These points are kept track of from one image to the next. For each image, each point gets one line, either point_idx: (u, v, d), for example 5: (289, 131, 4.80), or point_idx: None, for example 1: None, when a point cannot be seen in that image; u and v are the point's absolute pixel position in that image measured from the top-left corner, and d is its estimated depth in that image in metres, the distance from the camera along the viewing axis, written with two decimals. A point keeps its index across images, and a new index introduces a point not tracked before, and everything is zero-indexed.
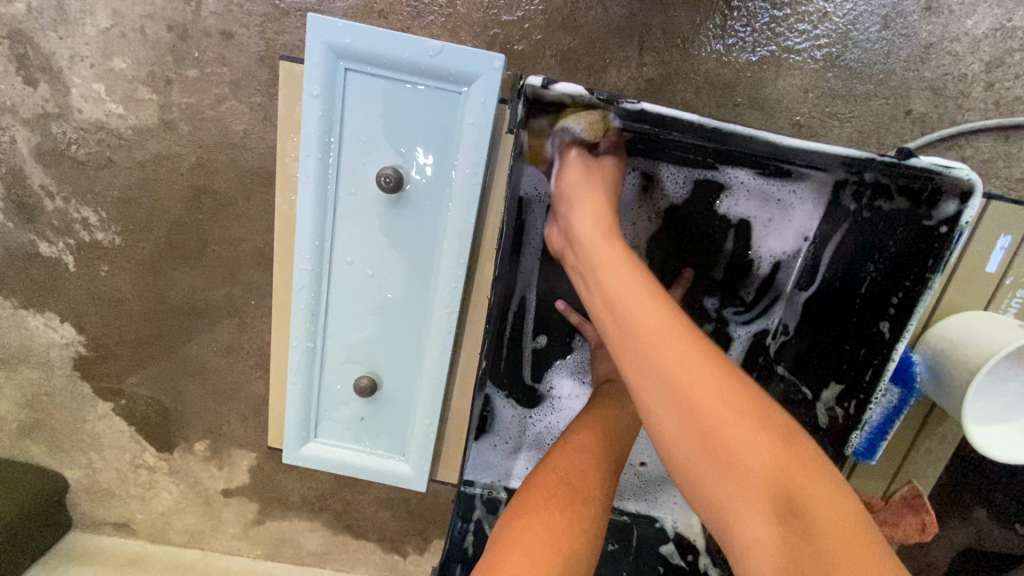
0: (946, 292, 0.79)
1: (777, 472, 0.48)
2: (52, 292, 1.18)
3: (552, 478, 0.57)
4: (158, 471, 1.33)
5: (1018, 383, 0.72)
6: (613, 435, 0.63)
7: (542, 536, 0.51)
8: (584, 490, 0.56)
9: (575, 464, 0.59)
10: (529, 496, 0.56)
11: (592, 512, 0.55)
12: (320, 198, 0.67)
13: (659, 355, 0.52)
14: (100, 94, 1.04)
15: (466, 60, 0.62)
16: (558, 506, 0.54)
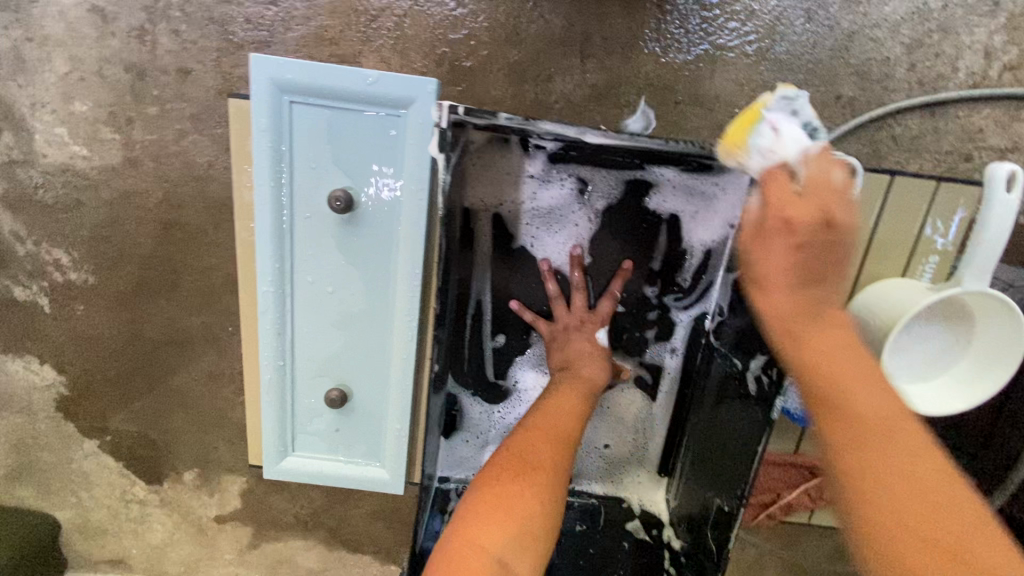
0: (867, 264, 0.84)
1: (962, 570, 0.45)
2: (30, 335, 1.19)
3: (511, 452, 0.57)
4: (148, 504, 1.34)
5: (938, 342, 0.77)
6: (571, 412, 0.62)
7: (496, 507, 0.52)
8: (537, 460, 0.56)
9: (528, 439, 0.58)
10: (490, 471, 0.55)
11: (545, 481, 0.55)
12: (276, 223, 0.70)
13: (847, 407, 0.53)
14: (63, 138, 1.07)
15: (402, 85, 0.66)
16: (515, 479, 0.54)
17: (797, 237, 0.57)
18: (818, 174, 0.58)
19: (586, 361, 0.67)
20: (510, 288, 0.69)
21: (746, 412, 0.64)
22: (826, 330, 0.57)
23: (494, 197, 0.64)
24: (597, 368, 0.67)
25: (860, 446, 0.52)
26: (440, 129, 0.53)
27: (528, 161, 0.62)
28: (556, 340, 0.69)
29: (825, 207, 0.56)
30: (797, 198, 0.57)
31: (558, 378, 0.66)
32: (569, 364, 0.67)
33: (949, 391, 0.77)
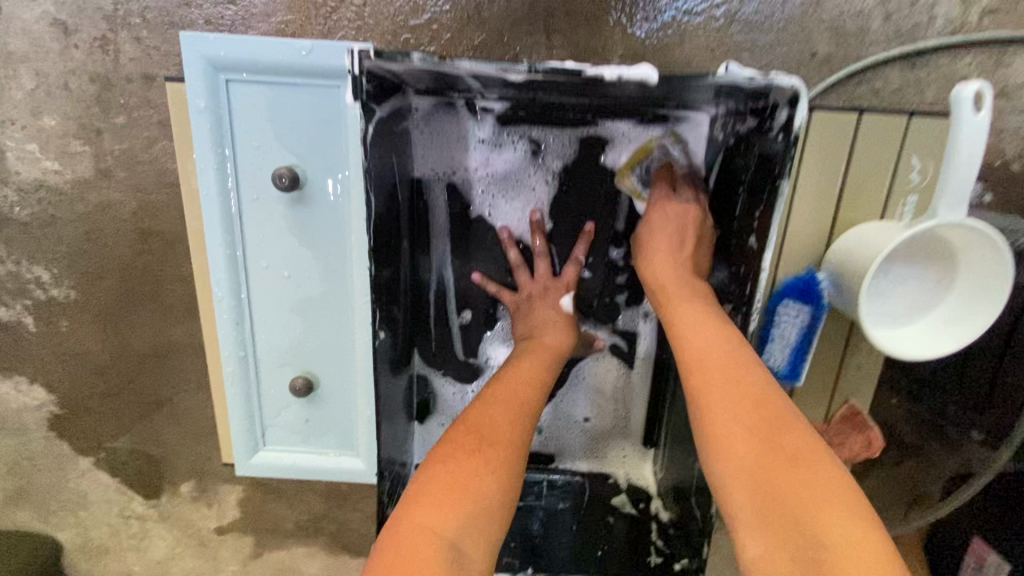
0: (839, 212, 0.75)
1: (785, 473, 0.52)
2: (17, 355, 1.19)
3: (468, 425, 0.55)
4: (148, 519, 1.33)
5: (914, 287, 0.73)
6: (535, 382, 0.59)
7: (448, 487, 0.50)
8: (491, 436, 0.54)
9: (484, 411, 0.56)
10: (444, 446, 0.53)
11: (501, 458, 0.53)
12: (225, 210, 0.68)
13: (700, 350, 0.59)
14: (35, 153, 1.06)
15: (339, 57, 0.64)
16: (468, 455, 0.52)
17: (677, 241, 0.62)
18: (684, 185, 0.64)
19: (552, 327, 0.64)
20: (475, 261, 0.66)
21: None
22: (712, 348, 0.58)
23: (445, 165, 0.62)
24: (564, 333, 0.64)
25: (710, 378, 0.58)
26: (353, 79, 0.46)
27: (475, 123, 0.59)
28: (522, 307, 0.66)
29: (685, 217, 0.63)
30: (681, 211, 0.63)
31: (522, 347, 0.63)
32: (533, 332, 0.64)
33: (923, 336, 0.72)
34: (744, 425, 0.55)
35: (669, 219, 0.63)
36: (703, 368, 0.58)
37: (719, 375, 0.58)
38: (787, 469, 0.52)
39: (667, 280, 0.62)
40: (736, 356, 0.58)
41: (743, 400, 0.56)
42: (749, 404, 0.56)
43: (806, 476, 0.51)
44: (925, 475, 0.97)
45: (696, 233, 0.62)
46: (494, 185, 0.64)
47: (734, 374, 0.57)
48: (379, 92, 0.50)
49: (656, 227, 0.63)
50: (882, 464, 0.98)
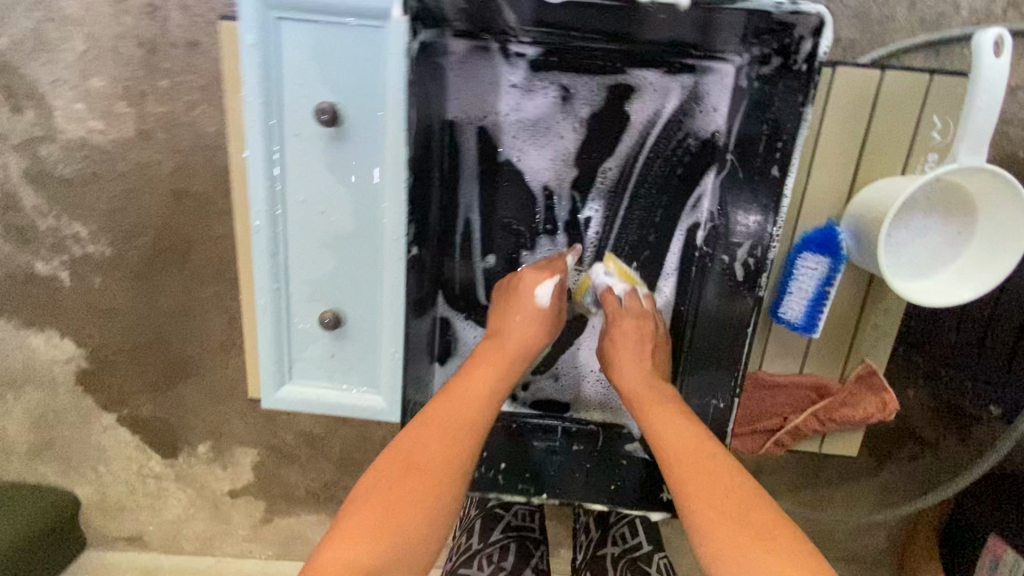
0: None
1: (765, 553, 0.48)
2: (51, 309, 1.24)
3: (408, 453, 0.55)
4: (165, 479, 1.36)
5: (935, 238, 0.65)
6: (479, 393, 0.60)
7: (392, 519, 0.51)
8: (419, 464, 0.54)
9: (416, 437, 0.56)
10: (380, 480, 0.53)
11: (431, 486, 0.54)
12: (266, 140, 0.61)
13: (670, 433, 0.57)
14: (81, 113, 1.12)
15: None
16: (412, 487, 0.53)
17: (642, 352, 0.62)
18: (632, 301, 0.64)
19: (527, 321, 0.63)
20: (500, 208, 0.66)
21: (732, 300, 0.60)
22: (683, 436, 0.57)
23: (478, 109, 0.63)
24: (535, 321, 0.63)
25: (682, 459, 0.55)
26: None
27: (508, 68, 0.61)
28: (498, 294, 0.66)
29: (643, 327, 0.63)
30: (640, 325, 0.63)
31: (480, 350, 0.63)
32: (504, 328, 0.63)
33: (945, 285, 0.64)
34: (722, 511, 0.51)
35: (627, 335, 0.63)
36: (674, 450, 0.56)
37: (690, 461, 0.55)
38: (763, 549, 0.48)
39: (636, 370, 0.62)
40: (705, 445, 0.56)
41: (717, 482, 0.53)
42: (718, 489, 0.53)
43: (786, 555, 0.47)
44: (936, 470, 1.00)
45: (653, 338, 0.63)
46: (524, 132, 0.63)
47: (709, 454, 0.55)
48: None
49: (617, 344, 0.63)
50: (898, 459, 1.01)
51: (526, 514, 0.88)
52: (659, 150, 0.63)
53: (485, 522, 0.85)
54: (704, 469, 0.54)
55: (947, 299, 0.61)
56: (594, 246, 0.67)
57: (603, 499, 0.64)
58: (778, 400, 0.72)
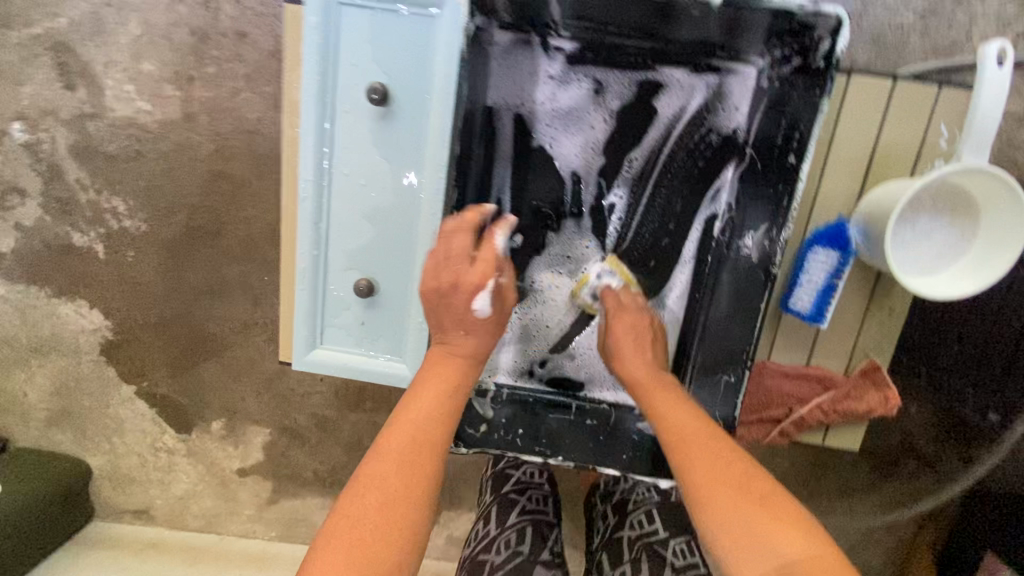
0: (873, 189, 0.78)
1: (769, 522, 0.51)
2: (83, 279, 1.29)
3: (388, 456, 0.57)
4: (176, 453, 1.39)
5: (941, 237, 0.67)
6: (436, 393, 0.62)
7: (388, 518, 0.53)
8: (399, 485, 0.55)
9: (384, 462, 0.56)
10: (365, 488, 0.54)
11: (410, 506, 0.54)
12: (319, 115, 0.66)
13: (673, 417, 0.61)
14: (130, 93, 1.17)
15: None
16: (401, 485, 0.55)
17: (643, 347, 0.67)
18: (627, 295, 0.71)
19: (470, 333, 0.65)
20: (530, 191, 0.70)
21: (748, 280, 0.65)
22: (686, 422, 0.60)
23: (515, 97, 0.67)
24: (474, 330, 0.65)
25: (686, 441, 0.59)
26: None
27: (546, 61, 0.66)
28: (426, 306, 0.66)
29: (641, 321, 0.69)
30: (632, 320, 0.69)
31: (430, 358, 0.65)
32: (447, 338, 0.65)
33: (948, 281, 0.66)
34: (714, 485, 0.54)
35: (631, 329, 0.68)
36: (679, 433, 0.60)
37: (695, 443, 0.58)
38: (769, 517, 0.51)
39: (637, 357, 0.67)
40: (705, 429, 0.60)
41: (721, 461, 0.56)
42: (723, 470, 0.56)
43: (777, 515, 0.51)
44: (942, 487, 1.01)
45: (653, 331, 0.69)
46: (558, 120, 0.68)
47: (710, 439, 0.58)
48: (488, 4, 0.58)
49: (618, 333, 0.68)
50: (901, 474, 1.05)
51: (541, 498, 0.91)
52: (682, 144, 0.68)
53: (502, 508, 0.87)
54: (707, 450, 0.57)
55: (945, 293, 0.64)
56: (616, 233, 0.71)
57: (616, 464, 0.69)
58: (786, 392, 0.75)
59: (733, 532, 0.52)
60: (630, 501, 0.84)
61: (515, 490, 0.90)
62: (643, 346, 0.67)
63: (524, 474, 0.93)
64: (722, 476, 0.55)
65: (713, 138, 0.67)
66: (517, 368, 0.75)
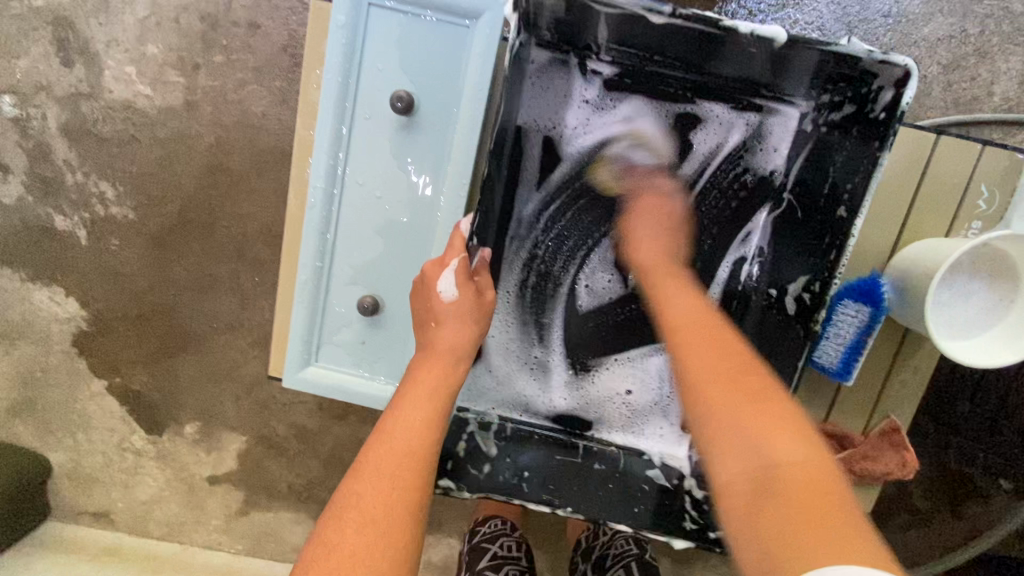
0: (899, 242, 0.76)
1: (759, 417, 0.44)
2: (61, 265, 1.22)
3: (368, 471, 0.48)
4: (144, 455, 1.31)
5: (978, 301, 0.65)
6: (425, 401, 0.53)
7: (370, 540, 0.44)
8: (382, 506, 0.46)
9: (363, 479, 0.47)
10: (343, 506, 0.46)
11: (396, 531, 0.45)
12: (337, 120, 0.63)
13: (678, 308, 0.55)
14: (131, 76, 1.12)
15: None
16: (383, 505, 0.46)
17: (662, 232, 0.62)
18: (659, 178, 0.65)
19: (446, 323, 0.58)
20: (554, 218, 0.67)
21: (783, 332, 0.61)
22: (694, 314, 0.55)
23: (547, 119, 0.63)
24: (448, 319, 0.58)
25: (688, 330, 0.53)
26: None
27: (583, 84, 0.63)
28: (415, 302, 0.61)
29: (667, 211, 0.63)
30: (653, 210, 0.63)
31: (413, 363, 0.57)
32: (429, 334, 0.59)
33: (985, 347, 0.64)
34: (707, 375, 0.49)
35: (648, 216, 0.63)
36: (681, 323, 0.54)
37: (696, 334, 0.52)
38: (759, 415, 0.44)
39: (649, 248, 0.61)
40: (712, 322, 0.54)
41: (720, 350, 0.50)
42: (725, 362, 0.50)
43: (772, 416, 0.45)
44: (927, 544, 0.95)
45: (676, 221, 0.63)
46: (591, 147, 0.65)
47: (713, 331, 0.53)
48: (527, 21, 0.54)
49: (641, 221, 0.63)
50: (892, 524, 0.96)
51: (519, 574, 0.82)
52: (716, 181, 0.65)
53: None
54: (714, 341, 0.51)
55: (984, 360, 0.61)
56: None
57: (626, 520, 0.63)
58: None
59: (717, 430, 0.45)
60: (608, 556, 0.84)
61: (494, 565, 0.82)
62: (658, 237, 0.62)
63: (501, 548, 0.85)
64: (721, 367, 0.49)
65: (746, 177, 0.65)
66: (521, 402, 0.71)
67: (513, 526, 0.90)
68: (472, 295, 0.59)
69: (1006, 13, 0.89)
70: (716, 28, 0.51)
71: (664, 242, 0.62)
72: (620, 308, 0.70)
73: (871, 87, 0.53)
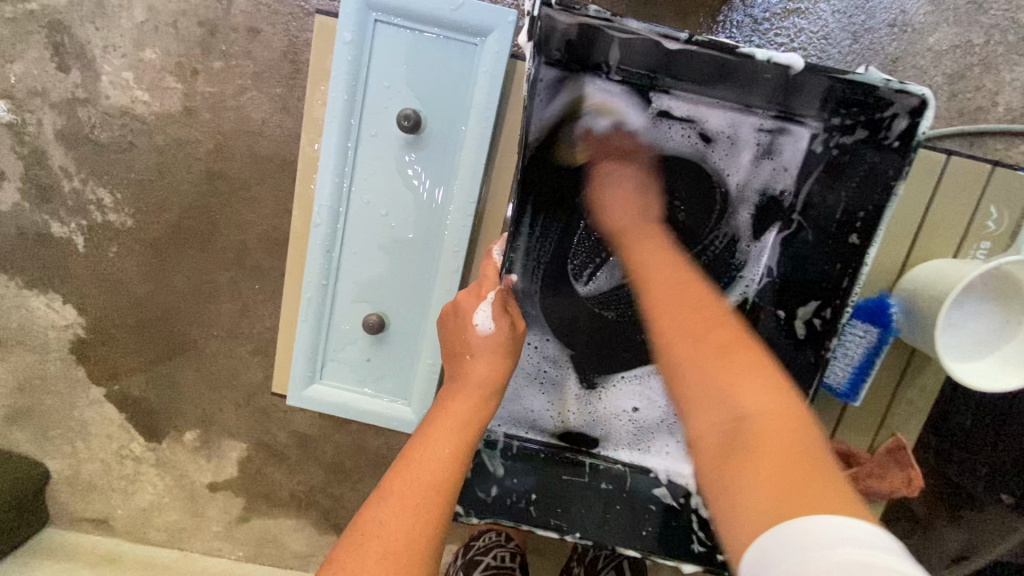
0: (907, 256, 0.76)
1: (725, 368, 0.45)
2: (58, 272, 1.20)
3: (394, 499, 0.47)
4: (143, 462, 1.31)
5: (985, 323, 0.66)
6: (452, 432, 0.53)
7: (389, 573, 0.43)
8: (405, 537, 0.45)
9: (386, 508, 0.47)
10: (364, 532, 0.45)
11: (416, 565, 0.44)
12: (343, 138, 0.62)
13: (646, 268, 0.56)
14: (128, 82, 1.10)
15: (483, 11, 0.58)
16: (405, 536, 0.45)
17: (633, 197, 0.62)
18: (618, 138, 0.64)
19: (479, 356, 0.58)
20: (563, 237, 0.66)
21: (793, 356, 0.62)
22: (663, 274, 0.55)
23: (558, 137, 0.62)
24: (480, 350, 0.58)
25: (656, 288, 0.54)
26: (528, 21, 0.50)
27: (592, 101, 0.62)
28: (443, 328, 0.63)
29: (629, 174, 0.63)
30: (623, 172, 0.63)
31: (444, 394, 0.58)
32: (461, 364, 0.59)
33: (991, 370, 0.64)
34: (676, 337, 0.49)
35: (612, 177, 0.63)
36: (648, 283, 0.55)
37: (670, 293, 0.53)
38: (725, 364, 0.45)
39: (618, 214, 0.61)
40: (687, 281, 0.54)
41: (689, 305, 0.51)
42: (695, 319, 0.50)
43: (746, 366, 0.45)
44: (924, 551, 0.96)
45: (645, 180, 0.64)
46: (601, 166, 0.65)
47: (682, 285, 0.53)
48: (540, 44, 0.53)
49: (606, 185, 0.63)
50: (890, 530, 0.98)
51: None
52: (721, 198, 0.66)
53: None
54: (684, 297, 0.52)
55: (991, 384, 0.62)
56: None
57: (636, 546, 0.63)
58: None
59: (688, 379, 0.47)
60: (601, 557, 0.87)
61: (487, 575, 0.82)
62: (629, 200, 0.62)
63: (494, 559, 0.85)
64: (690, 317, 0.50)
65: (755, 195, 0.66)
66: (529, 418, 0.71)
67: (508, 538, 0.89)
68: (506, 329, 0.58)
69: (1013, 22, 0.88)
70: (732, 54, 0.51)
71: (636, 198, 0.62)
72: (629, 324, 0.69)
73: (885, 114, 0.54)
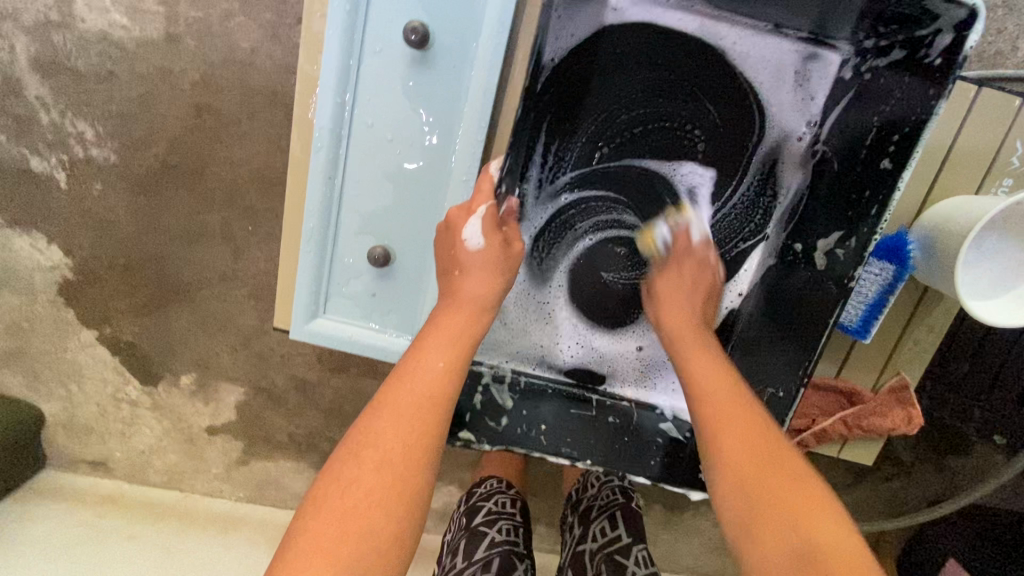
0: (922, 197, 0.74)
1: (783, 496, 0.48)
2: (41, 210, 1.15)
3: (388, 411, 0.48)
4: (140, 405, 1.30)
5: (1005, 262, 0.65)
6: (444, 347, 0.53)
7: (386, 480, 0.45)
8: (399, 447, 0.47)
9: (378, 418, 0.48)
10: (361, 442, 0.47)
11: (411, 473, 0.47)
12: (345, 55, 0.58)
13: (705, 380, 0.57)
14: (104, 3, 1.02)
15: None
16: (400, 446, 0.47)
17: (689, 297, 0.63)
18: (710, 62, 0.60)
19: (471, 273, 0.57)
20: (580, 166, 0.64)
21: (811, 286, 0.62)
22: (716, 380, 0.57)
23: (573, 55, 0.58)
24: (472, 268, 0.58)
25: (708, 396, 0.56)
26: None
27: (608, 17, 0.57)
28: (438, 249, 0.61)
29: (699, 272, 0.64)
30: (671, 272, 0.64)
31: (438, 310, 0.57)
32: (452, 282, 0.58)
33: (1000, 308, 0.64)
34: (735, 450, 0.52)
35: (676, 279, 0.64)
36: (706, 392, 0.57)
37: (727, 406, 0.55)
38: (793, 487, 0.48)
39: (674, 312, 0.63)
40: (735, 388, 0.57)
41: (747, 420, 0.54)
42: (753, 434, 0.53)
43: (807, 497, 0.48)
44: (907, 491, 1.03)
45: (705, 289, 0.64)
46: (619, 90, 0.61)
47: (737, 398, 0.55)
48: None
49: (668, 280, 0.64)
50: (874, 475, 1.03)
51: (511, 529, 0.82)
52: (749, 130, 0.63)
53: (470, 540, 0.80)
54: (738, 411, 0.54)
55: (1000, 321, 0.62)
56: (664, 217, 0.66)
57: (644, 473, 0.66)
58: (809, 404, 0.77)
59: (748, 489, 0.49)
60: (595, 507, 0.85)
61: (486, 521, 0.82)
62: (683, 301, 0.63)
63: (495, 505, 0.85)
64: (751, 435, 0.52)
65: (778, 130, 0.63)
66: (537, 354, 0.70)
67: (507, 486, 0.90)
68: (497, 246, 0.59)
69: None
70: None
71: (699, 305, 0.63)
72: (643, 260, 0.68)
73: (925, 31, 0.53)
